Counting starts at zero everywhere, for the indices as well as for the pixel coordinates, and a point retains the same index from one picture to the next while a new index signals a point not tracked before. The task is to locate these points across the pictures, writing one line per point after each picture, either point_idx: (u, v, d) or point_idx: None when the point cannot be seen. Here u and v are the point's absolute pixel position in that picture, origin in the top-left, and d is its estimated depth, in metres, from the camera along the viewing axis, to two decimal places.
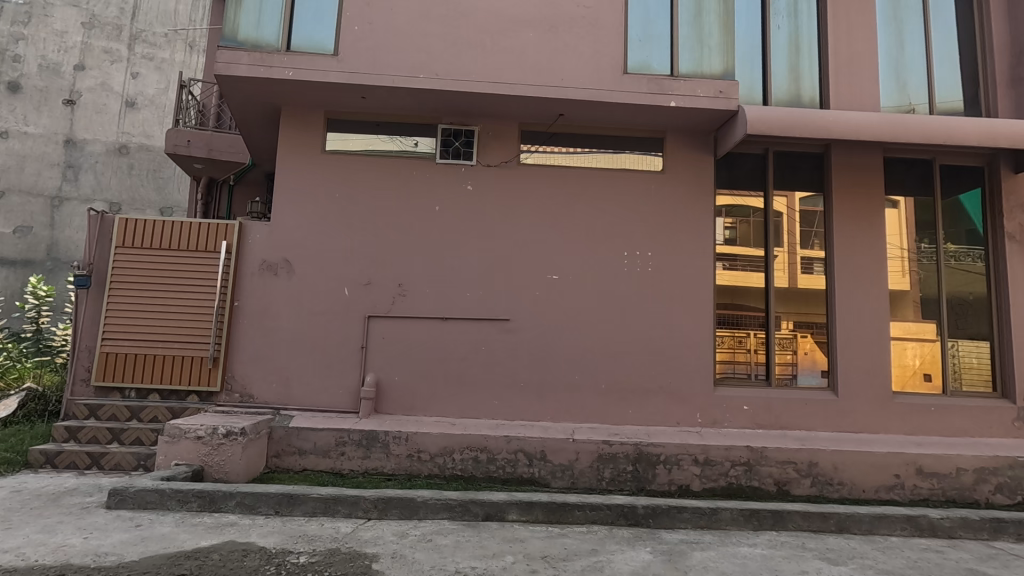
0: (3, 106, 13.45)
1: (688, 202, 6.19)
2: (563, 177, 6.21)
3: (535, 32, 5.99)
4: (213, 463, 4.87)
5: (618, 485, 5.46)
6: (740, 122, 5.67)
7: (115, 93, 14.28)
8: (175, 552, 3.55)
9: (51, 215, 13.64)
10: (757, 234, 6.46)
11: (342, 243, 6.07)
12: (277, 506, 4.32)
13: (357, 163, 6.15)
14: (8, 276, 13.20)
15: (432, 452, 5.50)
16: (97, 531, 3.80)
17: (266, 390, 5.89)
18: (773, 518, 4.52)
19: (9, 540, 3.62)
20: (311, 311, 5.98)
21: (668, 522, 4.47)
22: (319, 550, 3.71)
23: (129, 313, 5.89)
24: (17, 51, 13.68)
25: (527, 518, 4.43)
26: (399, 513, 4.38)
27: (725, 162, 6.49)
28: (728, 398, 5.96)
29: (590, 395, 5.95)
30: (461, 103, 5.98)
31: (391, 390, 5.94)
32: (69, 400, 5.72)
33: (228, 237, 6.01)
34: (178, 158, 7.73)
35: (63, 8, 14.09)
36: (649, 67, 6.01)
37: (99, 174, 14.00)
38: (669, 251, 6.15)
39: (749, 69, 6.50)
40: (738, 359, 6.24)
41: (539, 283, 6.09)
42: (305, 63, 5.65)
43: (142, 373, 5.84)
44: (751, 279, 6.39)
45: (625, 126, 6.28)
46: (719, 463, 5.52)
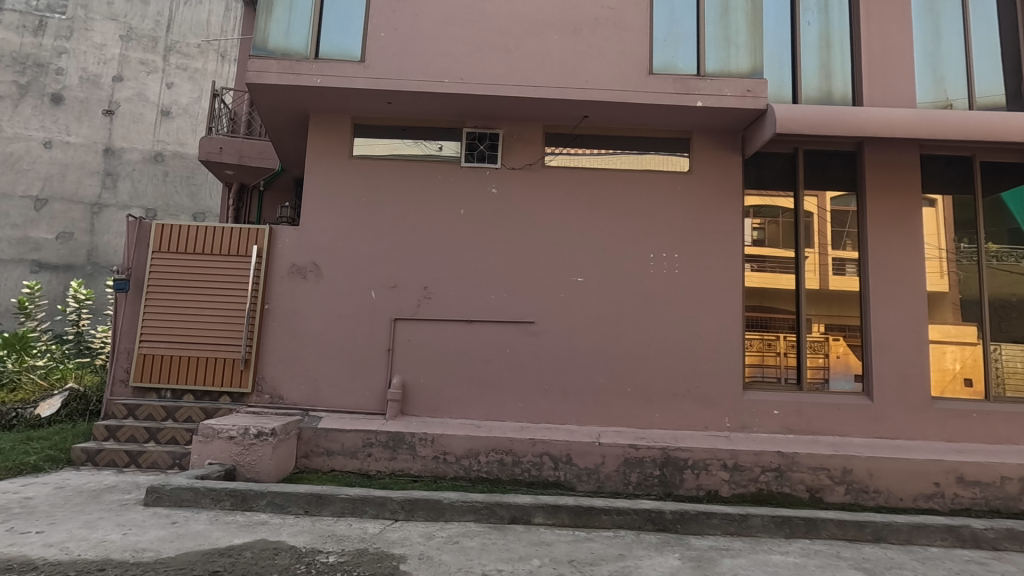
0: (47, 117, 14.03)
1: (715, 203, 6.11)
2: (587, 179, 6.18)
3: (559, 34, 5.99)
4: (245, 462, 4.98)
5: (645, 489, 5.40)
6: (769, 121, 5.57)
7: (151, 102, 14.76)
8: (209, 550, 3.63)
9: (91, 222, 14.15)
10: (787, 234, 6.33)
11: (369, 247, 6.15)
12: (307, 506, 4.39)
13: (383, 167, 6.23)
14: (51, 280, 13.72)
15: (457, 454, 5.52)
16: (135, 527, 3.92)
17: (295, 391, 6.00)
18: (806, 526, 4.41)
19: (54, 535, 3.76)
20: (339, 313, 6.07)
21: (697, 528, 4.40)
22: (348, 550, 3.76)
23: (165, 316, 6.07)
24: (59, 64, 14.25)
25: (553, 521, 4.41)
26: (426, 515, 4.41)
27: (754, 162, 6.38)
28: (758, 402, 5.85)
29: (616, 398, 5.90)
30: (485, 107, 6.01)
31: (416, 392, 5.99)
32: (109, 400, 5.93)
33: (259, 242, 6.15)
34: (211, 165, 7.93)
35: (102, 22, 14.63)
36: (675, 66, 5.93)
37: (136, 182, 14.48)
38: (696, 253, 6.07)
39: (778, 66, 6.37)
40: (768, 362, 6.12)
41: (563, 285, 6.08)
42: (332, 70, 5.76)
43: (177, 374, 6.00)
44: (780, 281, 6.26)
45: (650, 127, 6.23)
46: (749, 468, 5.41)
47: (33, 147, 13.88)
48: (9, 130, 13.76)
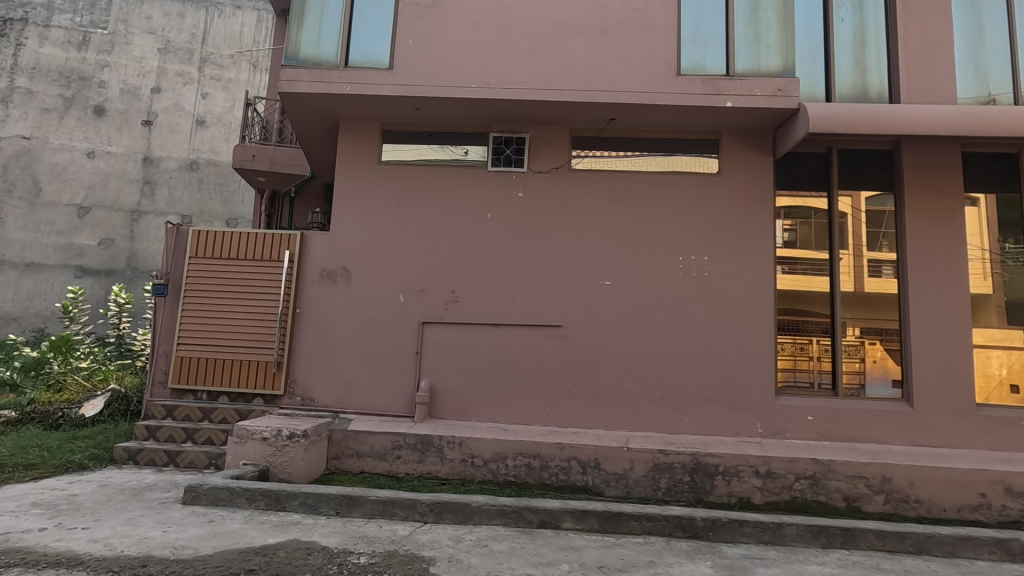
0: (90, 128, 14.61)
1: (745, 204, 6.00)
2: (614, 182, 6.14)
3: (586, 37, 5.98)
4: (278, 463, 5.08)
5: (675, 495, 5.32)
6: (801, 120, 5.45)
7: (187, 112, 15.24)
8: (245, 548, 3.71)
9: (131, 228, 14.65)
10: (820, 235, 6.18)
11: (397, 251, 6.23)
12: (338, 507, 4.46)
13: (411, 172, 6.31)
14: (93, 285, 14.25)
15: (485, 458, 5.53)
16: (174, 525, 4.04)
17: (325, 394, 6.10)
18: (843, 536, 4.29)
19: (98, 531, 3.90)
20: (368, 317, 6.16)
21: (729, 535, 4.31)
22: (378, 551, 3.80)
23: (201, 319, 6.25)
24: (101, 77, 14.83)
25: (582, 526, 4.39)
26: (454, 518, 4.44)
27: (785, 162, 6.25)
28: (792, 408, 5.71)
29: (644, 402, 5.84)
30: (512, 111, 6.04)
31: (444, 396, 6.03)
32: (149, 401, 6.13)
33: (291, 247, 6.28)
34: (244, 172, 8.13)
35: (141, 36, 15.18)
36: (703, 67, 5.85)
37: (173, 190, 14.96)
38: (725, 256, 5.97)
39: (810, 64, 6.22)
40: (800, 367, 5.98)
41: (591, 289, 6.05)
42: (361, 77, 5.86)
43: (212, 377, 6.17)
44: (814, 283, 6.11)
45: (678, 128, 6.16)
46: (782, 476, 5.29)
47: (76, 157, 14.46)
48: (55, 141, 14.37)
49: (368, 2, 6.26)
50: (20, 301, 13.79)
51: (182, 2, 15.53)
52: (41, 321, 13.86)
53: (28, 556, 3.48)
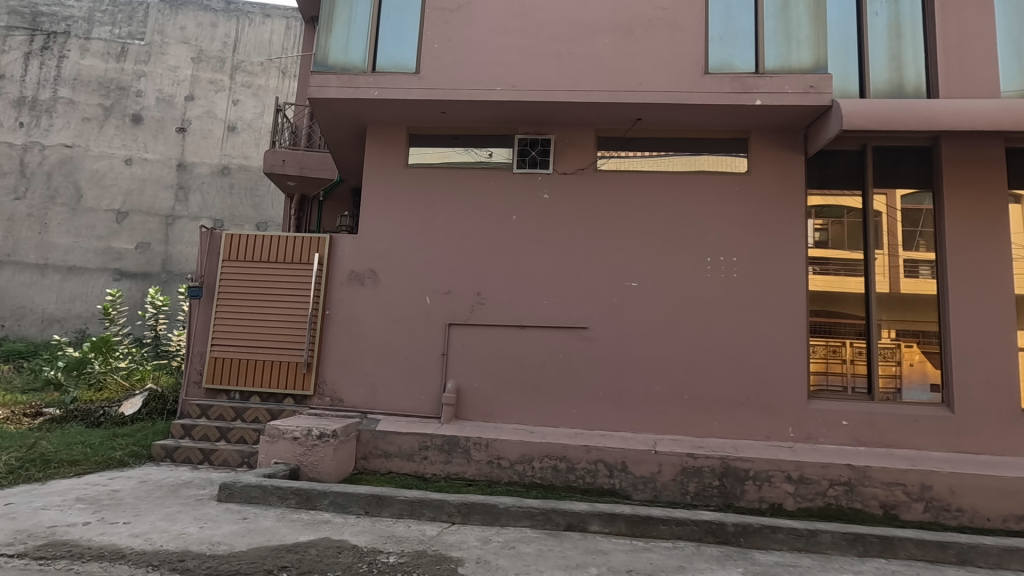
0: (128, 136, 15.13)
1: (776, 204, 5.89)
2: (640, 182, 6.09)
3: (611, 38, 5.95)
4: (308, 462, 5.17)
5: (704, 500, 5.24)
6: (834, 117, 5.33)
7: (219, 119, 15.66)
8: (277, 545, 3.79)
9: (165, 232, 15.09)
10: (853, 235, 6.03)
11: (424, 253, 6.29)
12: (367, 506, 4.52)
13: (437, 175, 6.36)
14: (131, 288, 14.73)
15: (511, 459, 5.53)
16: (210, 522, 4.14)
17: (354, 394, 6.19)
18: (882, 544, 4.17)
19: (139, 526, 4.03)
20: (395, 319, 6.23)
21: (761, 542, 4.23)
22: (407, 551, 3.84)
23: (234, 320, 6.41)
24: (139, 86, 15.33)
25: (610, 530, 4.36)
26: (482, 519, 4.46)
27: (817, 160, 6.11)
28: (825, 413, 5.57)
29: (672, 405, 5.77)
30: (537, 113, 6.05)
31: (470, 397, 6.06)
32: (185, 400, 6.31)
33: (320, 249, 6.40)
34: (274, 176, 8.29)
35: (175, 46, 15.63)
36: (732, 65, 5.76)
37: (205, 195, 15.37)
38: (755, 256, 5.87)
39: (843, 59, 6.08)
40: (833, 369, 5.84)
41: (617, 290, 6.00)
42: (388, 82, 5.95)
43: (245, 377, 6.32)
44: (848, 284, 5.96)
45: (705, 127, 6.08)
46: (815, 482, 5.16)
47: (115, 164, 14.98)
48: (95, 149, 14.92)
49: (394, 8, 6.34)
50: (63, 303, 14.36)
51: (215, 12, 15.95)
52: (82, 322, 14.40)
53: (74, 549, 3.61)
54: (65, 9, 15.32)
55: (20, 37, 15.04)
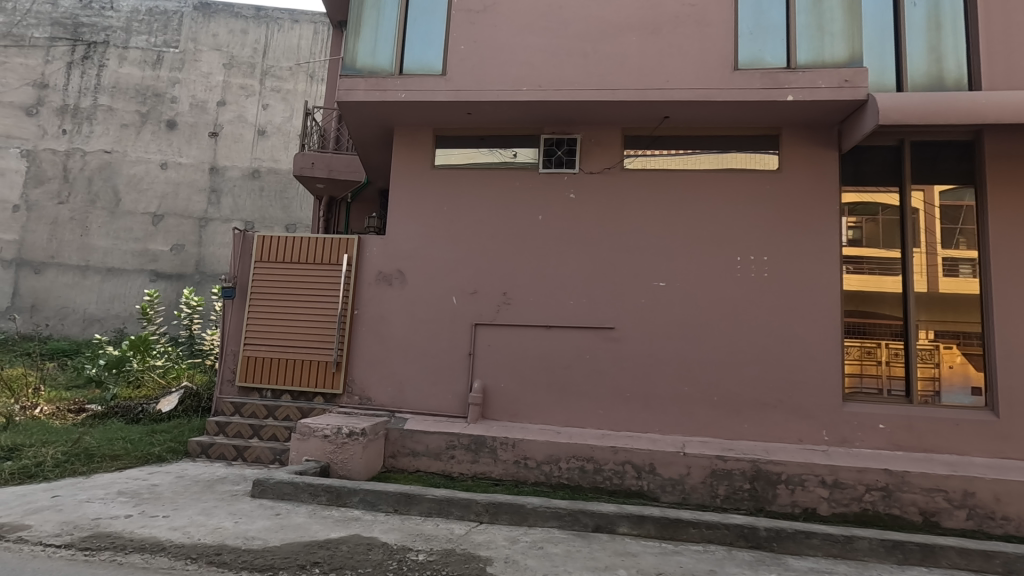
0: (163, 142, 15.60)
1: (808, 201, 5.75)
2: (668, 181, 6.03)
3: (638, 35, 5.90)
4: (338, 460, 5.25)
5: (734, 503, 5.15)
6: (870, 112, 5.18)
7: (249, 123, 16.02)
8: (310, 542, 3.86)
9: (199, 234, 15.48)
10: (889, 233, 5.85)
11: (450, 254, 6.33)
12: (396, 504, 4.57)
13: (463, 176, 6.40)
14: (166, 288, 15.16)
15: (538, 460, 5.53)
16: (245, 517, 4.25)
17: (382, 393, 6.26)
18: (922, 552, 4.04)
19: (177, 520, 4.15)
20: (422, 319, 6.29)
21: (795, 548, 4.13)
22: (436, 549, 3.86)
23: (266, 320, 6.55)
24: (173, 93, 15.79)
25: (639, 532, 4.32)
26: (509, 519, 4.46)
27: (851, 156, 5.94)
28: (860, 416, 5.43)
29: (701, 407, 5.69)
30: (563, 112, 6.03)
31: (497, 397, 6.07)
32: (219, 398, 6.47)
33: (349, 250, 6.50)
34: (304, 178, 8.44)
35: (208, 52, 16.04)
36: (762, 60, 5.64)
37: (237, 197, 15.74)
38: (786, 255, 5.74)
39: (879, 52, 5.91)
40: (868, 371, 5.68)
41: (644, 290, 5.95)
42: (415, 84, 6.01)
43: (276, 376, 6.45)
44: (884, 283, 5.79)
45: (735, 125, 5.98)
46: (851, 487, 5.03)
47: (151, 168, 15.47)
48: (132, 154, 15.42)
49: (421, 11, 6.40)
50: (103, 303, 14.89)
51: (245, 19, 16.33)
52: (120, 322, 14.89)
53: (116, 540, 3.74)
54: (104, 19, 15.85)
55: (62, 47, 15.61)
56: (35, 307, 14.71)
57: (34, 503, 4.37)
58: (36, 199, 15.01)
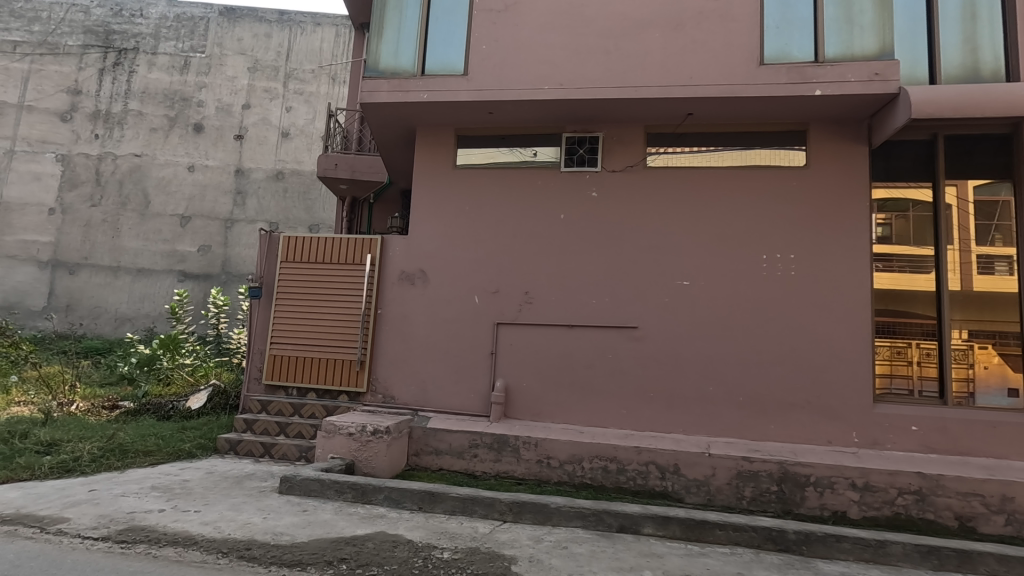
0: (191, 145, 15.95)
1: (837, 198, 5.63)
2: (691, 179, 5.96)
3: (661, 32, 5.84)
4: (362, 458, 5.31)
5: (761, 505, 5.07)
6: (902, 106, 5.04)
7: (273, 126, 16.29)
8: (336, 538, 3.91)
9: (225, 235, 15.78)
10: (920, 229, 5.70)
11: (472, 253, 6.35)
12: (420, 502, 4.60)
13: (484, 175, 6.41)
14: (194, 288, 15.50)
15: (561, 459, 5.52)
16: (273, 513, 4.33)
17: (405, 392, 6.31)
18: (958, 558, 3.93)
19: (208, 514, 4.25)
20: (445, 318, 6.32)
21: (825, 551, 4.05)
22: (460, 547, 3.88)
23: (292, 319, 6.66)
24: (200, 97, 16.13)
25: (664, 533, 4.28)
26: (533, 518, 4.46)
27: (881, 151, 5.80)
28: (892, 417, 5.29)
29: (726, 407, 5.61)
30: (585, 111, 6.00)
31: (519, 396, 6.07)
32: (246, 396, 6.58)
33: (372, 250, 6.57)
34: (327, 180, 8.54)
35: (233, 57, 16.35)
36: (789, 55, 5.53)
37: (261, 199, 16.01)
38: (814, 253, 5.63)
39: (911, 44, 5.75)
40: (899, 372, 5.54)
41: (668, 289, 5.89)
42: (437, 85, 6.05)
43: (302, 374, 6.55)
44: (916, 281, 5.64)
45: (760, 121, 5.88)
46: (882, 490, 4.91)
47: (179, 171, 15.83)
48: (161, 158, 15.81)
49: (443, 12, 6.42)
50: (133, 303, 15.29)
51: (269, 23, 16.61)
52: (150, 321, 15.27)
53: (151, 533, 3.84)
54: (134, 26, 16.27)
55: (94, 55, 16.07)
56: (70, 306, 15.19)
57: (73, 496, 4.52)
58: (71, 202, 15.49)
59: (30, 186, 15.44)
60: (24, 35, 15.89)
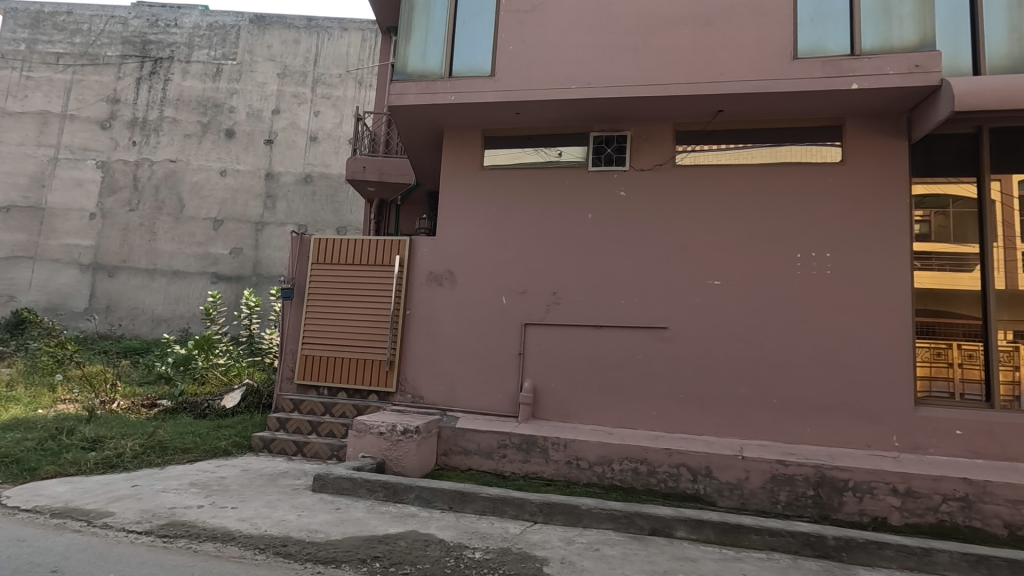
0: (223, 150, 16.36)
1: (875, 195, 5.47)
2: (722, 176, 5.86)
3: (691, 28, 5.75)
4: (393, 457, 5.36)
5: (797, 510, 4.94)
6: (944, 99, 4.87)
7: (301, 130, 16.58)
8: (370, 536, 3.95)
9: (256, 238, 16.13)
10: (963, 226, 5.50)
11: (499, 254, 6.35)
12: (451, 502, 4.62)
13: (512, 176, 6.42)
14: (226, 289, 15.88)
15: (590, 460, 5.48)
16: (307, 510, 4.40)
17: (433, 392, 6.35)
18: (1009, 568, 3.78)
19: (245, 511, 4.34)
20: (472, 318, 6.34)
21: (866, 558, 3.94)
22: (492, 548, 3.88)
23: (323, 320, 6.76)
24: (231, 103, 16.53)
25: (697, 536, 4.21)
26: (564, 520, 4.44)
27: (921, 145, 5.61)
28: (934, 421, 5.11)
29: (759, 409, 5.50)
30: (613, 109, 5.96)
31: (548, 397, 6.06)
32: (279, 395, 6.71)
33: (401, 252, 6.63)
34: (356, 182, 8.65)
35: (263, 63, 16.71)
36: (823, 48, 5.39)
37: (291, 202, 16.29)
38: (851, 252, 5.48)
39: (953, 34, 5.56)
40: (940, 374, 5.35)
41: (699, 289, 5.80)
42: (464, 86, 6.08)
43: (332, 374, 6.65)
44: (959, 280, 5.44)
45: (793, 117, 5.75)
46: (925, 496, 4.75)
47: (212, 176, 16.25)
48: (195, 163, 16.25)
49: (470, 13, 6.45)
50: (169, 304, 15.74)
51: (298, 29, 16.93)
52: (185, 322, 15.69)
53: (192, 528, 3.94)
54: (169, 36, 16.76)
55: (131, 64, 16.60)
56: (109, 308, 15.73)
57: (116, 491, 4.67)
58: (110, 207, 16.04)
59: (73, 191, 16.05)
60: (66, 47, 16.53)
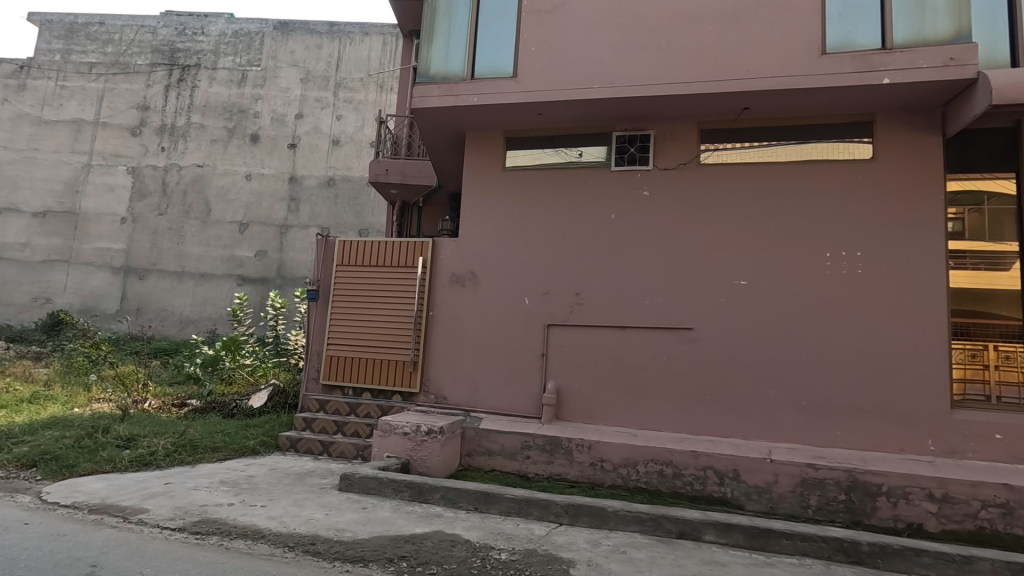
0: (248, 154, 16.67)
1: (908, 192, 5.33)
2: (748, 175, 5.77)
3: (715, 25, 5.68)
4: (417, 457, 5.39)
5: (828, 515, 4.83)
6: (981, 92, 4.73)
7: (324, 134, 16.80)
8: (396, 536, 3.98)
9: (280, 240, 16.39)
10: (1001, 223, 5.33)
11: (522, 255, 6.35)
12: (476, 502, 4.63)
13: (534, 176, 6.41)
14: (252, 291, 16.18)
15: (615, 462, 5.43)
16: (335, 509, 4.45)
17: (456, 392, 6.37)
18: None
19: (274, 509, 4.41)
20: (495, 319, 6.35)
21: (902, 565, 3.84)
22: (518, 549, 3.87)
23: (347, 321, 6.84)
24: (256, 108, 16.84)
25: (726, 540, 4.15)
26: (589, 522, 4.41)
27: (956, 141, 5.46)
28: (972, 425, 4.95)
29: (788, 411, 5.40)
30: (636, 108, 5.92)
31: (571, 398, 6.03)
32: (305, 395, 6.80)
33: (424, 253, 6.67)
34: (379, 184, 8.73)
35: (287, 69, 16.99)
36: (853, 42, 5.28)
37: (314, 205, 16.53)
38: (883, 250, 5.35)
39: (990, 26, 5.38)
40: (976, 376, 5.20)
41: (724, 289, 5.72)
42: (486, 88, 6.10)
43: (357, 374, 6.71)
44: (996, 279, 5.27)
45: (822, 113, 5.64)
46: (963, 502, 4.60)
47: (238, 180, 16.57)
48: (221, 167, 16.59)
49: (491, 14, 6.47)
50: (197, 306, 16.09)
51: (320, 35, 17.18)
52: (212, 323, 16.02)
53: (223, 526, 4.02)
54: (196, 44, 17.15)
55: (160, 72, 17.02)
56: (140, 309, 16.14)
57: (150, 488, 4.78)
58: (140, 211, 16.47)
59: (105, 197, 16.51)
60: (99, 57, 17.02)
